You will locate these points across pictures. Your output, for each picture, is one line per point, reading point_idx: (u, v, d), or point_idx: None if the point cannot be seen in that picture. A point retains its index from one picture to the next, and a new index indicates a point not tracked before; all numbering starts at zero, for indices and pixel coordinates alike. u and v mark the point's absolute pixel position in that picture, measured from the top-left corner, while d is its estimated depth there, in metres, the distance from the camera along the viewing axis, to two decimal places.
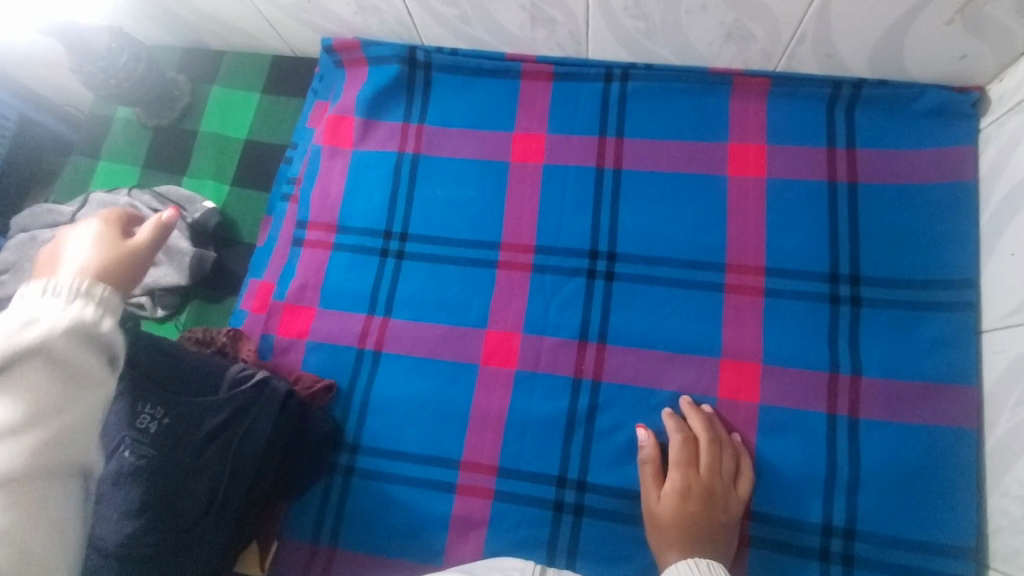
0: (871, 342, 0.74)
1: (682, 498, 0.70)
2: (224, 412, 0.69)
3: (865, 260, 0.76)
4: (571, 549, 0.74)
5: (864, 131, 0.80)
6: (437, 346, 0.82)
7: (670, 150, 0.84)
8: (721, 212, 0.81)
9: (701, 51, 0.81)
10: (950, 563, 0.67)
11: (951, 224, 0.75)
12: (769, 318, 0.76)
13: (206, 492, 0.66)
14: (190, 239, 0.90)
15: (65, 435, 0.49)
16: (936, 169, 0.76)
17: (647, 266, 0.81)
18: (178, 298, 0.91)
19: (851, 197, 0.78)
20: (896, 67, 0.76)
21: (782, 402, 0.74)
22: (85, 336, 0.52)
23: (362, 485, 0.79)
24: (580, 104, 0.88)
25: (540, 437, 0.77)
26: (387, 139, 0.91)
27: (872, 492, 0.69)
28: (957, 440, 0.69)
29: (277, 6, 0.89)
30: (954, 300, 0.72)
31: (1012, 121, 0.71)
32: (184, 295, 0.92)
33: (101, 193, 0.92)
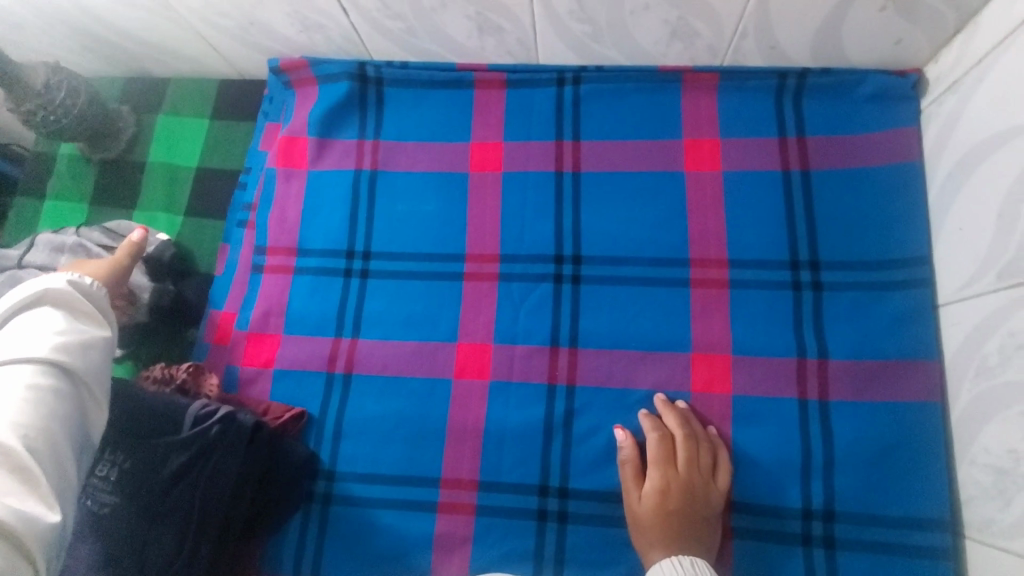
0: (835, 325, 0.75)
1: (663, 496, 0.69)
2: (187, 453, 0.66)
3: (823, 245, 0.78)
4: (558, 558, 0.73)
5: (813, 119, 0.81)
6: (408, 364, 0.81)
7: (627, 150, 0.85)
8: (681, 207, 0.82)
9: (649, 50, 0.82)
10: (925, 536, 0.68)
11: (901, 204, 0.76)
12: (736, 309, 0.77)
13: (173, 537, 0.63)
14: (146, 273, 0.87)
15: (91, 364, 0.60)
16: (882, 151, 0.78)
17: (612, 267, 0.81)
18: (134, 335, 0.88)
19: (804, 184, 0.80)
20: (837, 55, 0.78)
21: (754, 391, 0.74)
22: (87, 294, 0.65)
23: (342, 512, 0.77)
24: (535, 109, 0.88)
25: (519, 447, 0.76)
26: (343, 157, 0.89)
27: (846, 473, 0.70)
28: (923, 415, 0.70)
29: (219, 29, 0.87)
30: (910, 277, 0.74)
31: (949, 100, 0.73)
32: (141, 331, 0.88)
33: (47, 233, 0.87)
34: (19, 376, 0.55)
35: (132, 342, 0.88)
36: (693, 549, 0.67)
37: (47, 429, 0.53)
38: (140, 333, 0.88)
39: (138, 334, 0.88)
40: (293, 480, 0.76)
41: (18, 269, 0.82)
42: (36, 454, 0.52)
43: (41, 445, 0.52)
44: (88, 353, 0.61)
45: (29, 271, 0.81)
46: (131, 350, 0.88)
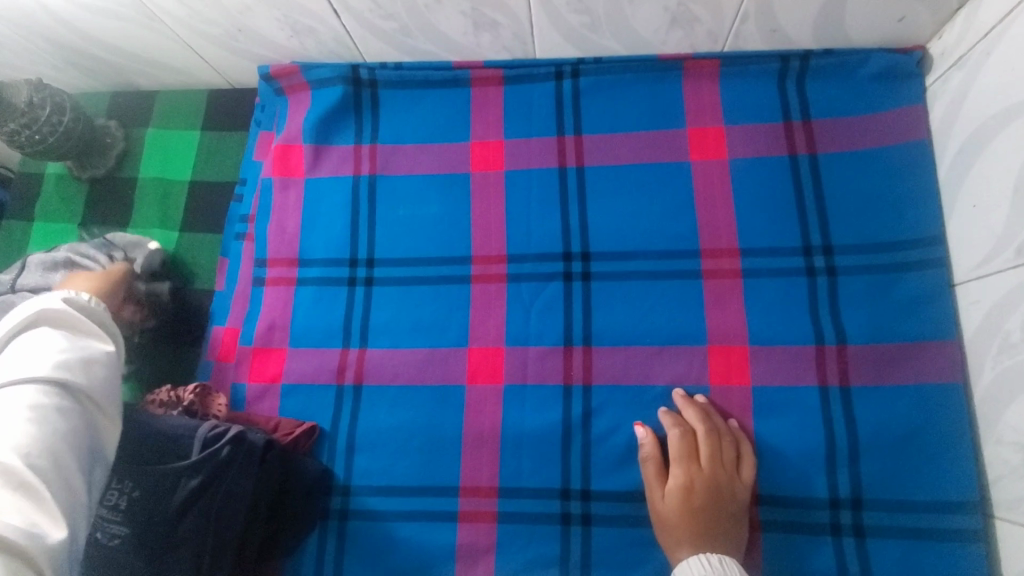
0: (852, 310, 0.74)
1: (688, 493, 0.68)
2: (198, 478, 0.63)
3: (836, 229, 0.76)
4: (584, 562, 0.71)
5: (818, 102, 0.80)
6: (419, 372, 0.79)
7: (631, 142, 0.83)
8: (690, 198, 0.80)
9: (649, 39, 0.80)
10: (954, 519, 0.66)
11: (913, 183, 0.75)
12: (751, 299, 0.76)
13: (191, 563, 0.62)
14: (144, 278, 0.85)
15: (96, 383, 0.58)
16: (891, 131, 0.77)
17: (622, 262, 0.80)
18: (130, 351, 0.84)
19: (813, 169, 0.78)
20: (840, 35, 0.77)
21: (774, 380, 0.73)
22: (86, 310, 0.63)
23: (359, 527, 0.75)
24: (534, 105, 0.86)
25: (538, 450, 0.75)
26: (340, 164, 0.87)
27: (872, 459, 0.69)
28: (946, 397, 0.69)
29: (206, 37, 0.84)
30: (925, 258, 0.73)
31: (956, 76, 0.72)
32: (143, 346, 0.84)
33: (38, 254, 0.84)
34: (22, 396, 0.53)
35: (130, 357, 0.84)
36: (721, 546, 0.66)
37: (50, 446, 0.51)
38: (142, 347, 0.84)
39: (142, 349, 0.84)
40: (308, 497, 0.74)
41: (10, 294, 0.79)
42: (40, 471, 0.49)
43: (43, 463, 0.50)
44: (92, 367, 0.58)
45: (22, 295, 0.78)
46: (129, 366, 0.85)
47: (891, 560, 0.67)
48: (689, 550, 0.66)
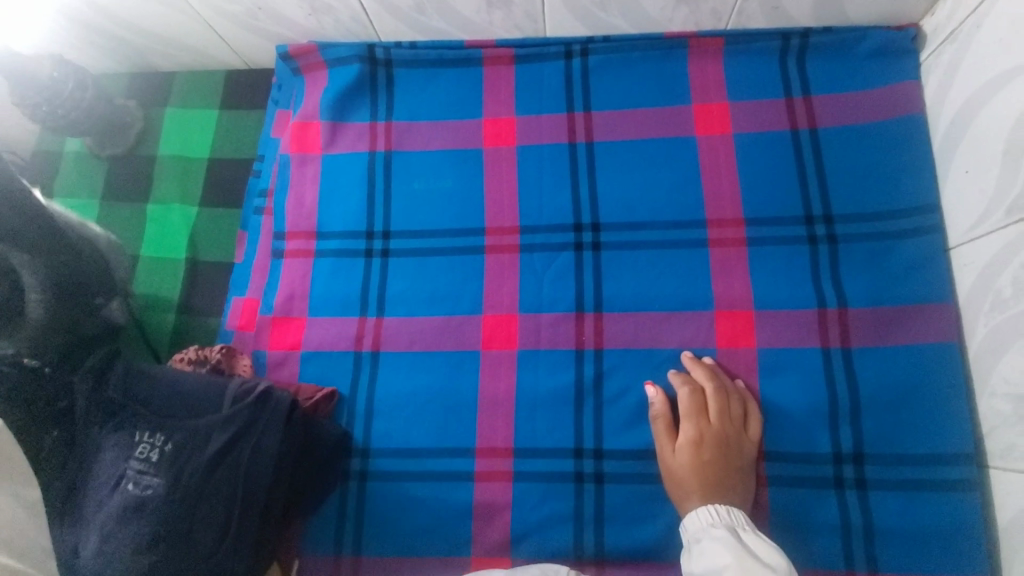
0: (853, 275, 0.77)
1: (697, 447, 0.71)
2: (228, 432, 0.66)
3: (835, 199, 0.80)
4: (597, 517, 0.74)
5: (818, 78, 0.83)
6: (435, 338, 0.82)
7: (639, 117, 0.86)
8: (696, 170, 0.83)
9: (656, 16, 0.84)
10: (951, 470, 0.69)
11: (909, 154, 0.79)
12: (756, 266, 0.79)
13: (221, 514, 0.64)
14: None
15: None
16: (887, 105, 0.81)
17: (631, 232, 0.83)
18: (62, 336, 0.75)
19: (814, 142, 0.82)
20: (838, 13, 0.80)
21: (778, 343, 0.76)
22: None
23: (379, 488, 0.77)
24: (545, 83, 0.89)
25: (552, 411, 0.77)
26: (356, 140, 0.90)
27: (872, 415, 0.72)
28: (942, 355, 0.72)
29: (226, 16, 0.87)
30: (921, 225, 0.76)
31: (948, 50, 0.75)
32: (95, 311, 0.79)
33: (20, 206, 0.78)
34: None
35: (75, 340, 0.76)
36: (728, 496, 0.69)
37: None
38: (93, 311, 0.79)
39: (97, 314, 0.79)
40: (329, 459, 0.76)
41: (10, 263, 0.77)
42: None
43: None
44: None
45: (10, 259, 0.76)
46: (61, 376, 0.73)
47: (893, 512, 0.69)
48: (699, 501, 0.68)
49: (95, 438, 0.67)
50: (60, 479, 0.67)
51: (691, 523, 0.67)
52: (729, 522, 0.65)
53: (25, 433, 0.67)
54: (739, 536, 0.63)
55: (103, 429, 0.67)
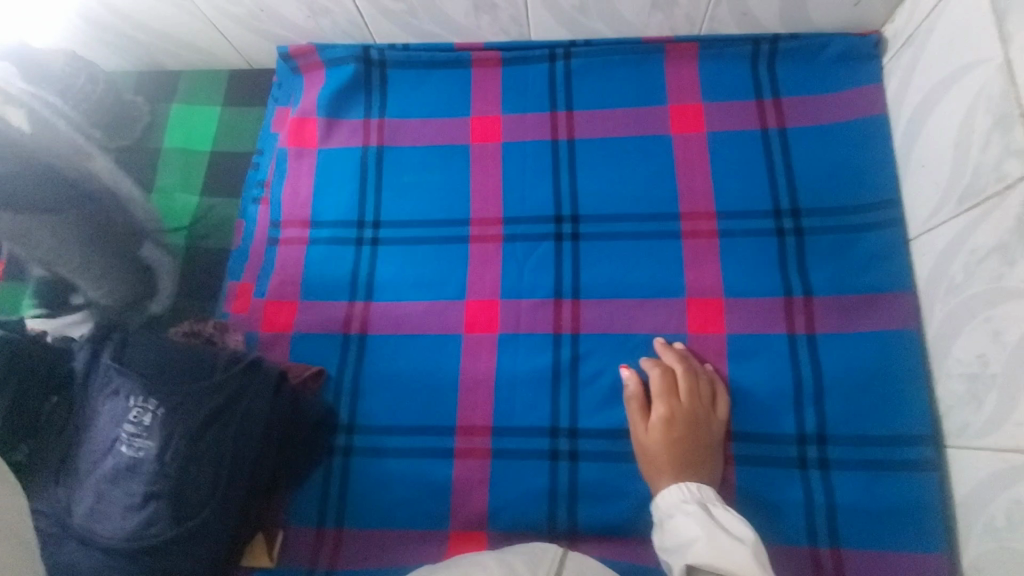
0: (818, 265, 0.80)
1: (670, 427, 0.74)
2: (216, 399, 0.69)
3: (802, 194, 0.84)
4: (571, 493, 0.77)
5: (786, 82, 0.88)
6: (420, 321, 0.86)
7: (618, 116, 0.91)
8: (671, 166, 0.88)
9: (633, 21, 0.89)
10: (910, 450, 0.71)
11: (872, 152, 0.83)
12: (726, 256, 0.83)
13: (208, 478, 0.67)
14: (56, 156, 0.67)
15: None
16: (851, 107, 0.85)
17: (609, 223, 0.87)
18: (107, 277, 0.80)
19: (782, 141, 0.86)
20: (804, 19, 0.86)
21: (745, 328, 0.79)
22: None
23: (362, 464, 0.81)
24: (529, 84, 0.94)
25: (529, 391, 0.81)
26: (350, 135, 0.95)
27: (834, 397, 0.75)
28: (902, 340, 0.75)
29: (231, 18, 0.92)
30: (883, 218, 0.80)
31: (906, 53, 0.80)
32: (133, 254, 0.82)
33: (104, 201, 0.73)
34: None
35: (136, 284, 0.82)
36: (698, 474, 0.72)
37: None
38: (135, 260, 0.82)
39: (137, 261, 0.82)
40: (311, 432, 0.80)
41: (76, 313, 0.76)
42: None
43: None
44: None
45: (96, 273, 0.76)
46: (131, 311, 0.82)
47: (853, 489, 0.72)
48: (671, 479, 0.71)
49: (93, 404, 0.71)
50: (60, 442, 0.71)
51: (664, 501, 0.69)
52: (700, 498, 0.67)
53: (27, 397, 0.71)
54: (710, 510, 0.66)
55: (100, 396, 0.71)
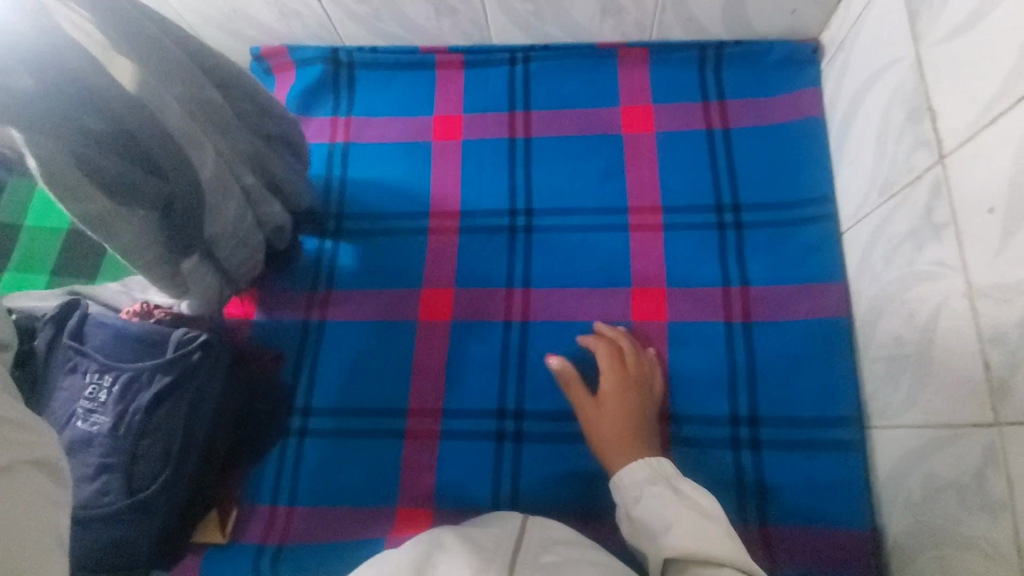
0: (756, 257, 0.84)
1: (623, 401, 0.76)
2: (170, 375, 0.71)
3: (743, 190, 0.88)
4: (514, 473, 0.79)
5: (730, 85, 0.93)
6: (377, 308, 0.89)
7: (572, 116, 0.96)
8: (621, 163, 0.92)
9: (587, 27, 0.94)
10: (837, 431, 0.74)
11: (808, 151, 0.87)
12: (670, 248, 0.86)
13: (160, 452, 0.69)
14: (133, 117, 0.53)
15: None
16: (790, 109, 0.90)
17: (560, 216, 0.91)
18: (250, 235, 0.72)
19: (726, 140, 0.91)
20: (746, 26, 0.91)
21: (686, 316, 0.82)
22: None
23: (315, 444, 0.83)
24: (489, 86, 0.99)
25: (479, 375, 0.84)
26: (318, 132, 0.99)
27: (767, 381, 0.78)
28: (832, 327, 0.78)
29: (205, 19, 0.97)
30: (817, 213, 0.84)
31: (839, 58, 0.85)
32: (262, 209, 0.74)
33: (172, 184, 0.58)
34: None
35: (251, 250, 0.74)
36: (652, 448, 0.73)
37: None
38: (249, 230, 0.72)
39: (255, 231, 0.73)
40: (269, 413, 0.82)
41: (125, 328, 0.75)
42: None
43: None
44: None
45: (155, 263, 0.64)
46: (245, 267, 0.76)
47: (783, 468, 0.74)
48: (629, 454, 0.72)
49: (53, 381, 0.73)
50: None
51: (626, 480, 0.67)
52: (662, 472, 0.66)
53: None
54: (671, 481, 0.64)
55: (60, 373, 0.73)
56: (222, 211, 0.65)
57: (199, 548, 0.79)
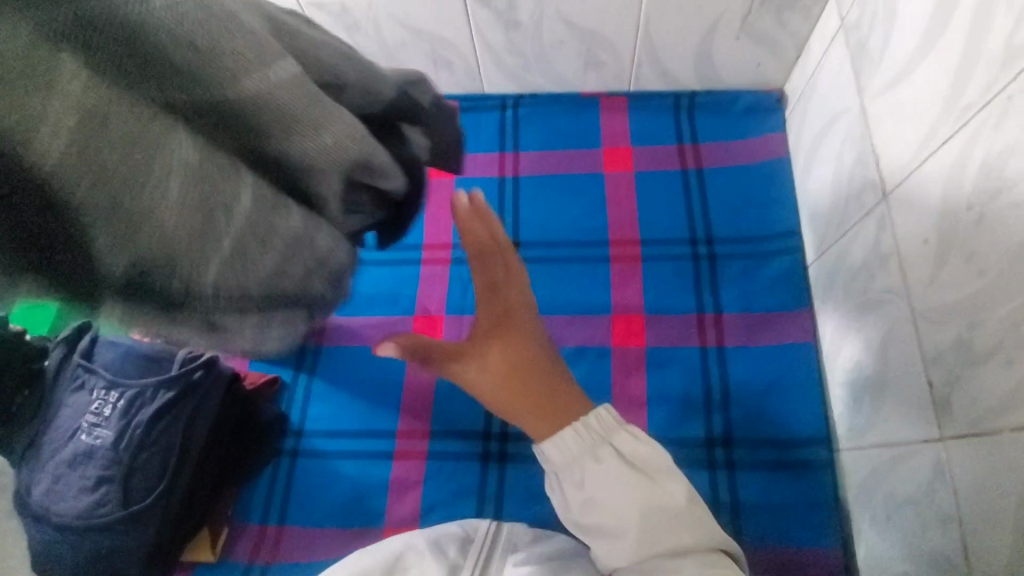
0: (729, 287, 0.89)
1: (494, 333, 0.60)
2: (171, 393, 0.75)
3: (716, 225, 0.94)
4: (498, 494, 0.82)
5: (703, 130, 1.01)
6: (371, 333, 0.94)
7: (558, 157, 1.03)
8: (602, 200, 0.99)
9: (572, 78, 1.03)
10: (806, 451, 0.78)
11: (775, 190, 0.94)
12: (648, 278, 0.92)
13: (157, 465, 0.72)
14: None
15: None
16: (757, 152, 0.98)
17: (546, 248, 0.96)
18: (221, 215, 0.28)
19: (699, 179, 0.98)
20: (715, 78, 0.99)
21: (663, 341, 0.87)
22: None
23: (307, 464, 0.86)
24: (481, 129, 1.06)
25: (466, 398, 0.88)
26: None
27: (739, 404, 0.82)
28: (799, 352, 0.83)
29: None
30: (784, 246, 0.90)
31: (799, 107, 0.93)
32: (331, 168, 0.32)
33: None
34: None
35: (191, 223, 0.27)
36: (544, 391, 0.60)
37: None
38: (184, 202, 0.27)
39: (188, 197, 0.27)
40: (262, 433, 0.85)
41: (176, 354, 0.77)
42: None
43: None
44: None
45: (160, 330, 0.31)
46: (244, 282, 0.30)
47: (756, 488, 0.77)
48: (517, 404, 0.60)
49: (60, 397, 0.77)
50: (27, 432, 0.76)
51: (555, 453, 0.57)
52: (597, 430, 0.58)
53: None
54: (611, 443, 0.57)
55: (67, 389, 0.77)
56: (91, 157, 0.24)
57: (189, 566, 0.81)
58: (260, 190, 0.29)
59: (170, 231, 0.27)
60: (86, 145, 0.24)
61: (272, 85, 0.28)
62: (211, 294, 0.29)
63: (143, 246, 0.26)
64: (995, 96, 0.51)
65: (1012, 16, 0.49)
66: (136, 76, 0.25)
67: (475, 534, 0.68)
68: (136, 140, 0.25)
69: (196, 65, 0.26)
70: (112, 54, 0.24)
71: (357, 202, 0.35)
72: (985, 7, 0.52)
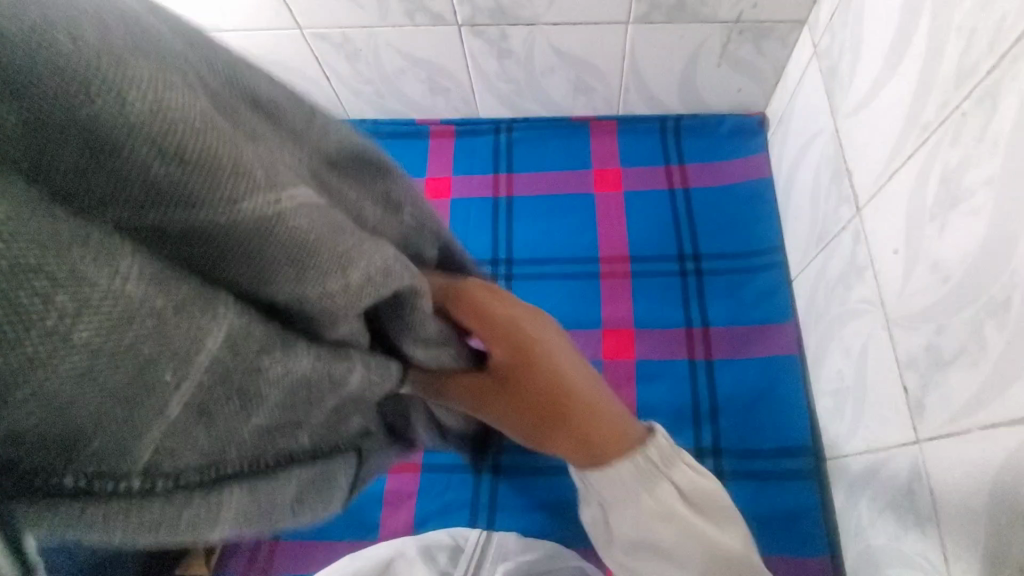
0: (715, 301, 0.92)
1: (514, 354, 0.51)
2: None
3: (702, 242, 0.97)
4: (490, 505, 0.83)
5: (689, 151, 1.05)
6: None
7: (550, 177, 1.07)
8: (593, 218, 1.02)
9: (563, 103, 1.07)
10: (794, 461, 0.79)
11: (758, 208, 0.98)
12: (638, 293, 0.95)
13: None
14: None
15: None
16: (741, 172, 1.02)
17: (538, 265, 0.99)
18: (176, 360, 0.25)
19: (686, 198, 1.01)
20: (700, 102, 1.04)
21: (652, 354, 0.89)
22: None
23: None
24: (477, 152, 1.11)
25: None
26: None
27: (727, 415, 0.84)
28: (784, 364, 0.85)
29: None
30: (768, 262, 0.93)
31: (779, 128, 0.97)
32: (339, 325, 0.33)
33: None
34: None
35: (144, 397, 0.25)
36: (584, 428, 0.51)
37: None
38: (126, 353, 0.23)
39: (136, 352, 0.23)
40: None
41: None
42: None
43: None
44: None
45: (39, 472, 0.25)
46: (192, 447, 0.28)
47: (745, 498, 0.78)
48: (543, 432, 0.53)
49: None
50: None
51: (608, 488, 0.50)
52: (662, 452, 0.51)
53: None
54: (671, 480, 0.51)
55: None
56: (18, 293, 0.20)
57: None
58: (236, 326, 0.26)
59: (104, 392, 0.23)
60: (18, 267, 0.19)
61: (272, 211, 0.26)
62: (145, 472, 0.27)
63: (64, 408, 0.23)
64: (951, 114, 0.54)
65: (962, 41, 0.53)
66: (106, 200, 0.23)
67: (465, 543, 0.70)
68: (79, 263, 0.21)
69: (186, 185, 0.23)
70: (99, 175, 0.22)
71: (347, 354, 0.34)
72: (938, 33, 0.56)
